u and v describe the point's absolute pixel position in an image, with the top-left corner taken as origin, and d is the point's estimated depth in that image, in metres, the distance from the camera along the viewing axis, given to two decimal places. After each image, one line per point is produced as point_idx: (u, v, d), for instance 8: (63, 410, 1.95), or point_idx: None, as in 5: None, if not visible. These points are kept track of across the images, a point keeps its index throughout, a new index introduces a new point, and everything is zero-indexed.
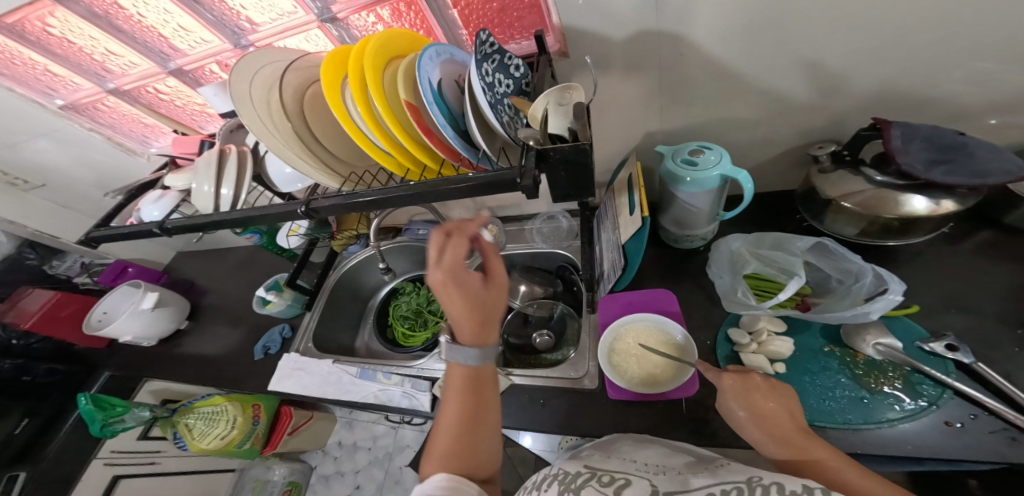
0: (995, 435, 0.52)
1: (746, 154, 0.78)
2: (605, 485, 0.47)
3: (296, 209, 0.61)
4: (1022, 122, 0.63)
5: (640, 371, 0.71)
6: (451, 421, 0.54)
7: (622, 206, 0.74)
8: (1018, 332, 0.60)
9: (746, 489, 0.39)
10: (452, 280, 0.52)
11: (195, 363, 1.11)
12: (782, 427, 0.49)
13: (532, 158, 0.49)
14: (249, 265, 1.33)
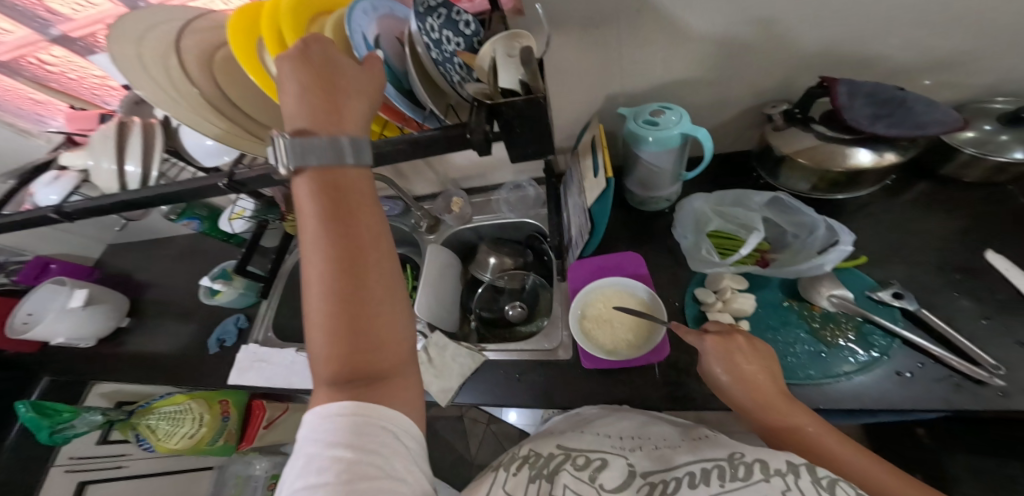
0: (942, 383, 0.53)
1: (707, 117, 0.74)
2: (581, 468, 0.44)
3: (218, 182, 0.53)
4: (956, 82, 0.62)
5: (610, 336, 0.68)
6: (313, 274, 0.36)
7: (587, 169, 0.69)
8: (955, 278, 0.60)
9: (728, 467, 0.36)
10: (306, 58, 0.37)
11: (137, 364, 0.99)
12: (764, 391, 0.48)
13: (483, 117, 0.39)
14: (193, 253, 1.17)
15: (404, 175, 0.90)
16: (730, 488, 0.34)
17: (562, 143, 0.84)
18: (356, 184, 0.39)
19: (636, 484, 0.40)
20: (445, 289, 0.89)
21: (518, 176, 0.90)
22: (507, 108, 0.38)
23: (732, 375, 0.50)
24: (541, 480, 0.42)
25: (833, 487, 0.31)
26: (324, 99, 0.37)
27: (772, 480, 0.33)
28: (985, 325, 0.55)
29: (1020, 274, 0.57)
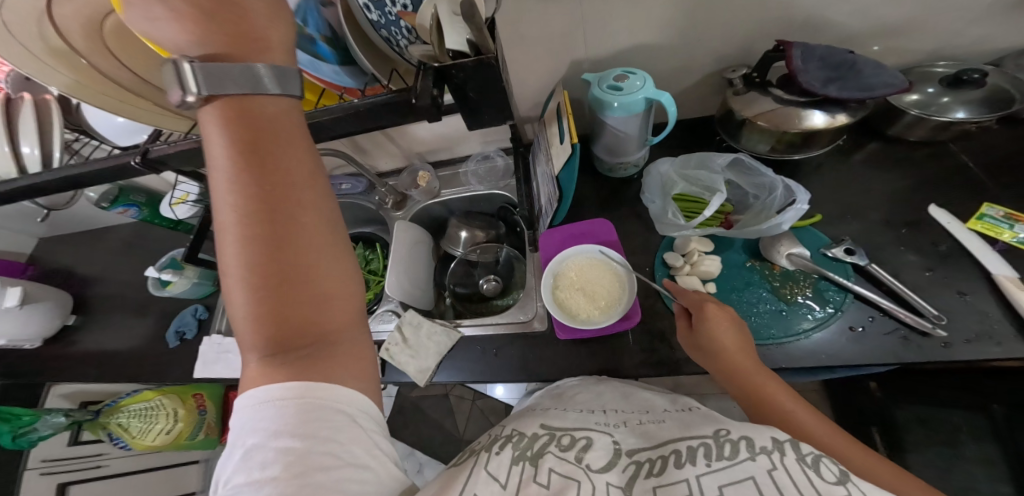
0: (890, 335, 0.56)
1: (671, 82, 0.72)
2: (566, 449, 0.42)
3: (129, 160, 0.49)
4: (904, 46, 0.63)
5: (578, 305, 0.69)
6: (237, 228, 0.32)
7: (552, 136, 0.67)
8: (902, 233, 0.63)
9: (714, 445, 0.37)
10: None
11: (91, 363, 0.93)
12: (746, 360, 0.51)
13: (430, 82, 0.37)
14: (139, 243, 1.09)
15: (363, 150, 0.85)
16: (716, 468, 0.35)
17: (528, 112, 0.80)
18: (277, 120, 0.34)
19: (623, 462, 0.41)
20: (416, 267, 0.87)
21: (486, 146, 0.87)
22: (456, 71, 0.35)
23: (715, 344, 0.52)
24: (523, 460, 0.41)
25: (816, 463, 0.33)
26: (234, 21, 0.32)
27: (758, 459, 0.34)
28: (928, 276, 0.59)
29: (959, 226, 0.61)
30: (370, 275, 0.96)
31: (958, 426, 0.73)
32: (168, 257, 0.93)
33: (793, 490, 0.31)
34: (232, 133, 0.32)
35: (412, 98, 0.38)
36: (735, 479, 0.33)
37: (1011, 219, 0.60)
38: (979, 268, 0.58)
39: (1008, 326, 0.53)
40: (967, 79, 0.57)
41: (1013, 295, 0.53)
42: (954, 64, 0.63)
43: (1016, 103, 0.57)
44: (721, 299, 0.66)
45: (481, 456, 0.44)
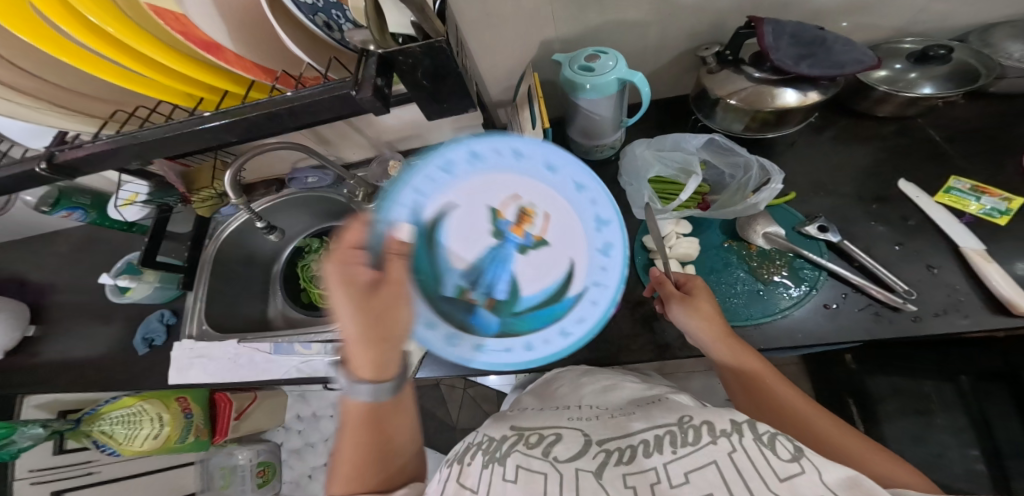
0: (863, 311, 0.57)
1: (643, 61, 0.70)
2: (533, 446, 0.42)
3: (35, 168, 0.44)
4: (870, 23, 0.63)
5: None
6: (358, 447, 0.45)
7: (525, 121, 0.64)
8: (872, 208, 0.64)
9: (678, 431, 0.39)
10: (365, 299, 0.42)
11: (60, 371, 0.89)
12: (725, 328, 0.53)
13: (373, 70, 0.34)
14: (91, 246, 1.02)
15: (328, 142, 0.80)
16: (681, 454, 0.36)
17: (500, 96, 0.77)
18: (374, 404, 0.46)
19: (592, 451, 0.40)
20: None
21: (459, 133, 0.84)
22: (406, 58, 0.33)
23: (700, 312, 0.53)
24: (492, 463, 0.41)
25: (772, 442, 0.34)
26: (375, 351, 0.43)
27: (718, 442, 0.35)
28: (897, 251, 0.60)
29: (928, 200, 0.61)
30: None
31: (929, 394, 0.75)
32: (125, 263, 0.90)
33: (751, 470, 0.32)
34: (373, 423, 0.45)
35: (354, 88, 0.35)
36: (698, 464, 0.34)
37: (977, 192, 0.61)
38: (947, 241, 0.59)
39: (975, 298, 0.55)
40: (933, 56, 0.57)
41: (981, 268, 0.54)
42: (920, 41, 0.62)
43: (979, 77, 0.58)
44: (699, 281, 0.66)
45: (454, 470, 0.45)
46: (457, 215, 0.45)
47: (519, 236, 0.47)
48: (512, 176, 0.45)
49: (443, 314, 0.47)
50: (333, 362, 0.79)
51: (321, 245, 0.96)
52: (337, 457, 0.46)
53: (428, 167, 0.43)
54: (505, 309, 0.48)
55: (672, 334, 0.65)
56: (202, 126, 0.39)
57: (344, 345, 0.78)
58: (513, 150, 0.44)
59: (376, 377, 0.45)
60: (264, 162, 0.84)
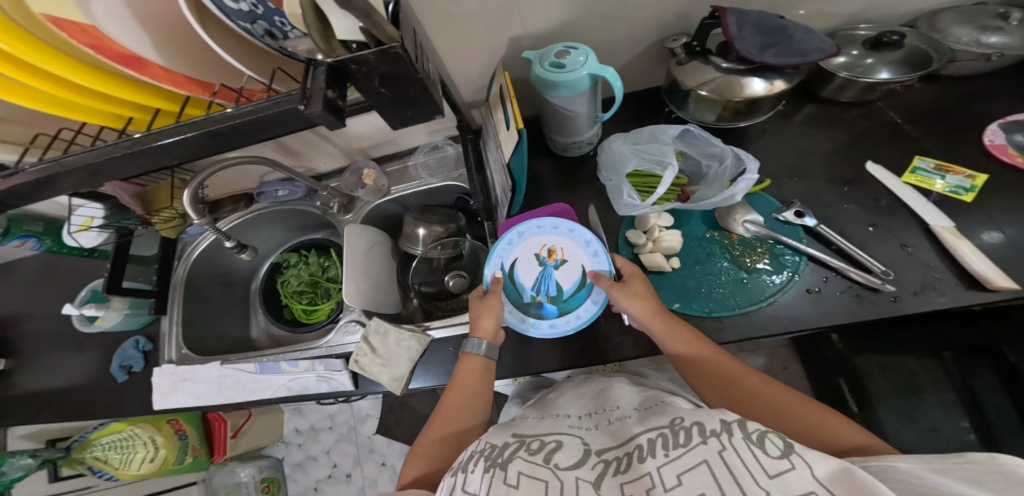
0: (845, 294, 0.57)
1: (613, 54, 0.70)
2: (534, 453, 0.41)
3: None
4: (828, 9, 0.62)
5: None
6: (451, 410, 0.54)
7: (499, 122, 0.63)
8: (844, 191, 0.64)
9: (671, 434, 0.38)
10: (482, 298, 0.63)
11: (37, 403, 0.86)
12: (657, 307, 0.56)
13: (323, 80, 0.32)
14: (54, 275, 0.97)
15: (294, 153, 0.77)
16: (673, 457, 0.35)
17: (472, 97, 0.76)
18: (474, 372, 0.58)
19: (591, 461, 0.39)
20: (375, 271, 0.82)
21: (433, 136, 0.82)
22: (358, 66, 0.31)
23: (631, 295, 0.57)
24: (493, 468, 0.39)
25: (761, 440, 0.33)
26: (483, 319, 0.60)
27: (709, 442, 0.34)
28: (871, 232, 0.60)
29: (896, 181, 0.62)
30: (330, 283, 0.92)
31: (915, 370, 0.76)
32: (91, 290, 0.87)
33: (742, 470, 0.31)
34: (472, 388, 0.56)
35: (302, 103, 0.33)
36: (690, 465, 0.34)
37: (941, 170, 0.62)
38: (918, 220, 0.59)
39: (949, 275, 0.55)
40: (887, 42, 0.58)
41: (951, 245, 0.55)
42: (875, 26, 0.63)
43: (932, 63, 0.59)
44: (684, 273, 0.65)
45: (458, 479, 0.41)
46: (521, 265, 0.66)
47: (551, 261, 0.65)
48: (543, 235, 0.66)
49: (521, 308, 0.64)
50: (322, 378, 0.77)
51: (299, 258, 0.94)
52: (424, 429, 0.55)
53: (500, 246, 0.66)
54: (558, 299, 0.64)
55: None
56: (162, 141, 0.35)
57: (331, 361, 0.77)
58: (537, 224, 0.66)
59: (489, 339, 0.59)
60: (229, 177, 0.81)
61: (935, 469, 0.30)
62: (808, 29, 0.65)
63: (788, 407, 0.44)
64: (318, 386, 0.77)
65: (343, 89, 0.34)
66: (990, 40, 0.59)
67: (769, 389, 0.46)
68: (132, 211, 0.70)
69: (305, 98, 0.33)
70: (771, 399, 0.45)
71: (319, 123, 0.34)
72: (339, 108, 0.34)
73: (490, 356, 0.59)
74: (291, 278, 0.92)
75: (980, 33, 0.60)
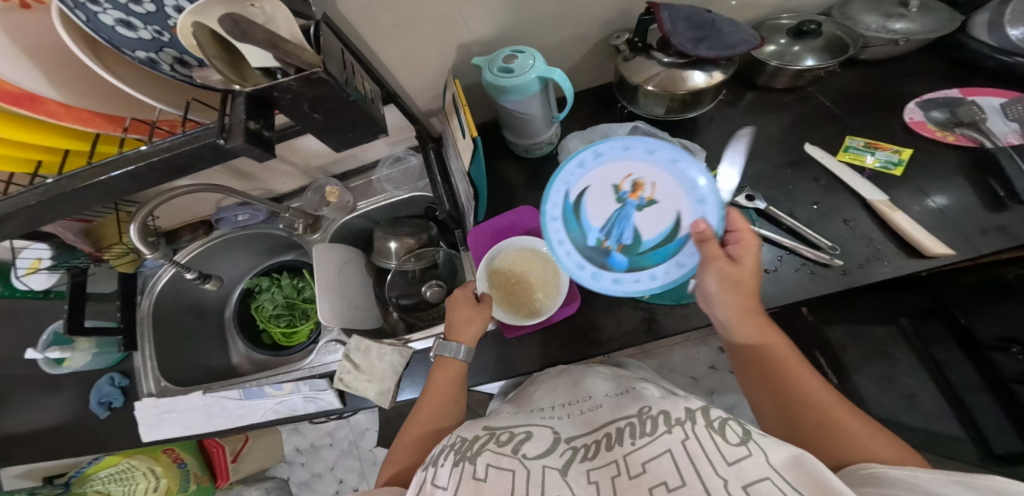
0: (799, 271, 0.59)
1: (562, 54, 0.70)
2: (503, 445, 0.42)
3: None
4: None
5: (515, 299, 0.68)
6: (427, 411, 0.55)
7: (455, 130, 0.62)
8: (789, 172, 0.66)
9: (638, 422, 0.40)
10: (471, 305, 0.62)
11: (18, 449, 0.84)
12: (750, 298, 0.47)
13: (242, 111, 0.32)
14: (14, 320, 0.93)
15: (252, 177, 0.76)
16: (640, 444, 0.36)
17: (428, 106, 0.76)
18: (452, 374, 0.58)
19: (560, 449, 0.40)
20: (351, 288, 0.81)
21: (394, 148, 0.81)
22: (281, 93, 0.32)
23: (733, 275, 0.46)
24: (462, 462, 0.40)
25: (722, 428, 0.35)
26: (468, 327, 0.61)
27: (673, 430, 0.36)
28: (816, 209, 0.62)
29: (832, 160, 0.64)
30: (307, 304, 0.92)
31: None
32: (54, 332, 0.85)
33: (702, 456, 0.32)
34: (450, 388, 0.57)
35: (222, 137, 0.33)
36: (654, 453, 0.34)
37: (871, 147, 0.64)
38: (858, 196, 0.62)
39: (890, 245, 0.58)
40: (807, 30, 0.61)
41: (888, 217, 0.57)
42: (796, 15, 0.66)
43: (849, 48, 0.61)
44: None
45: (428, 473, 0.41)
46: (592, 196, 0.56)
47: (636, 199, 0.54)
48: (628, 163, 0.54)
49: (583, 252, 0.56)
50: (309, 398, 0.78)
51: (272, 282, 0.94)
52: (405, 426, 0.56)
53: (570, 166, 0.55)
54: (631, 250, 0.55)
55: (633, 320, 0.66)
56: (91, 182, 0.35)
57: (315, 381, 0.77)
58: (624, 145, 0.53)
59: (468, 344, 0.60)
60: (186, 206, 0.80)
61: (956, 481, 0.29)
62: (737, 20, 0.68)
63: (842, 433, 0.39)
64: (305, 406, 0.78)
65: (269, 117, 0.35)
66: (896, 27, 0.62)
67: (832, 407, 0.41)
68: (78, 250, 0.68)
69: (225, 132, 0.33)
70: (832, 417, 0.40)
71: (242, 153, 0.34)
72: (263, 139, 0.34)
73: (467, 359, 0.59)
74: (265, 303, 0.92)
75: (886, 20, 0.63)
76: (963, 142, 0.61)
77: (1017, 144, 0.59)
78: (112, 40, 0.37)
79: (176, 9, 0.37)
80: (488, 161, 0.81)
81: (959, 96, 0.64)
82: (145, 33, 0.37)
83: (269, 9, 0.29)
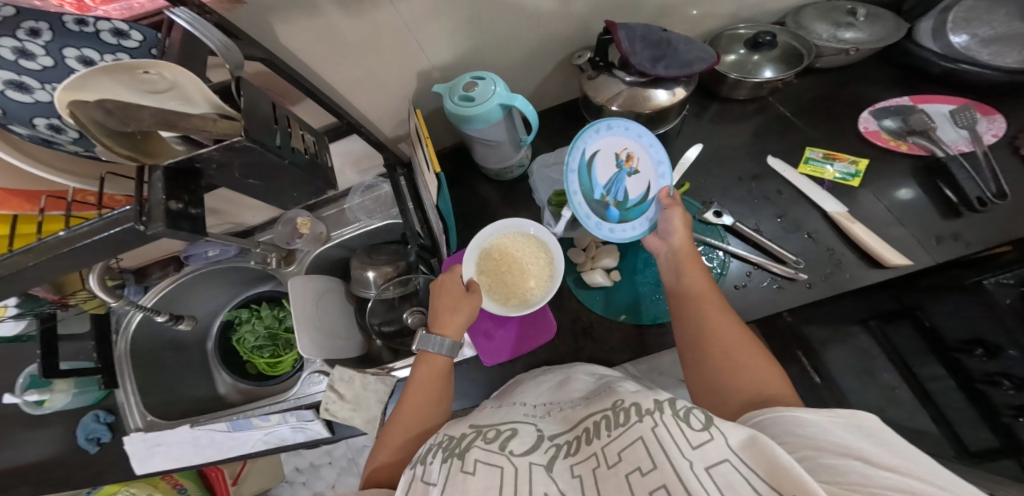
0: (768, 285, 0.61)
1: (526, 75, 0.71)
2: (491, 440, 0.40)
3: None
4: (712, 11, 0.66)
5: (504, 288, 0.64)
6: (411, 409, 0.52)
7: (420, 162, 0.61)
8: (751, 186, 0.68)
9: (612, 414, 0.37)
10: (458, 295, 0.60)
11: None
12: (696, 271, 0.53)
13: (161, 191, 0.32)
14: None
15: (223, 210, 0.76)
16: (615, 435, 0.34)
17: (395, 132, 0.76)
18: (439, 369, 0.55)
19: (544, 446, 0.39)
20: (330, 318, 0.81)
21: (364, 175, 0.84)
22: (204, 164, 0.33)
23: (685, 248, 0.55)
24: (451, 458, 0.38)
25: (686, 414, 0.32)
26: (455, 316, 0.58)
27: (644, 420, 0.33)
28: (779, 223, 0.65)
29: (794, 173, 0.67)
30: (289, 334, 0.92)
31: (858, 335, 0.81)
32: (30, 375, 0.84)
33: (670, 442, 0.30)
34: (435, 385, 0.54)
35: (141, 222, 0.31)
36: (628, 443, 0.33)
37: (830, 158, 0.68)
38: (818, 207, 0.65)
39: (851, 255, 0.61)
40: (764, 42, 0.62)
41: (848, 228, 0.61)
42: (752, 25, 0.67)
43: (804, 58, 0.63)
44: (626, 281, 0.70)
45: (417, 471, 0.39)
46: (601, 158, 0.59)
47: (627, 168, 0.61)
48: (627, 136, 0.60)
49: (590, 205, 0.59)
50: (297, 428, 0.79)
51: (252, 313, 0.94)
52: (390, 422, 0.52)
53: (587, 131, 0.57)
54: (623, 206, 0.61)
55: (612, 341, 0.66)
56: (31, 255, 0.35)
57: (302, 413, 0.77)
58: (626, 125, 0.59)
59: (453, 337, 0.57)
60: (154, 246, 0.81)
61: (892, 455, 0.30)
62: (694, 32, 0.69)
63: (759, 372, 0.41)
64: (295, 436, 0.78)
65: (196, 191, 0.35)
66: (846, 36, 0.64)
67: (746, 348, 0.43)
68: (42, 298, 0.66)
69: (143, 216, 0.32)
70: (741, 365, 0.42)
71: (167, 237, 0.33)
72: (188, 217, 0.34)
73: (452, 355, 0.56)
74: (246, 335, 0.91)
75: (837, 29, 0.65)
76: (915, 151, 0.66)
77: (966, 151, 0.64)
78: (8, 112, 0.38)
79: (79, 59, 0.38)
80: (460, 182, 0.81)
81: (909, 104, 0.69)
82: (43, 94, 0.38)
83: (168, 75, 0.28)
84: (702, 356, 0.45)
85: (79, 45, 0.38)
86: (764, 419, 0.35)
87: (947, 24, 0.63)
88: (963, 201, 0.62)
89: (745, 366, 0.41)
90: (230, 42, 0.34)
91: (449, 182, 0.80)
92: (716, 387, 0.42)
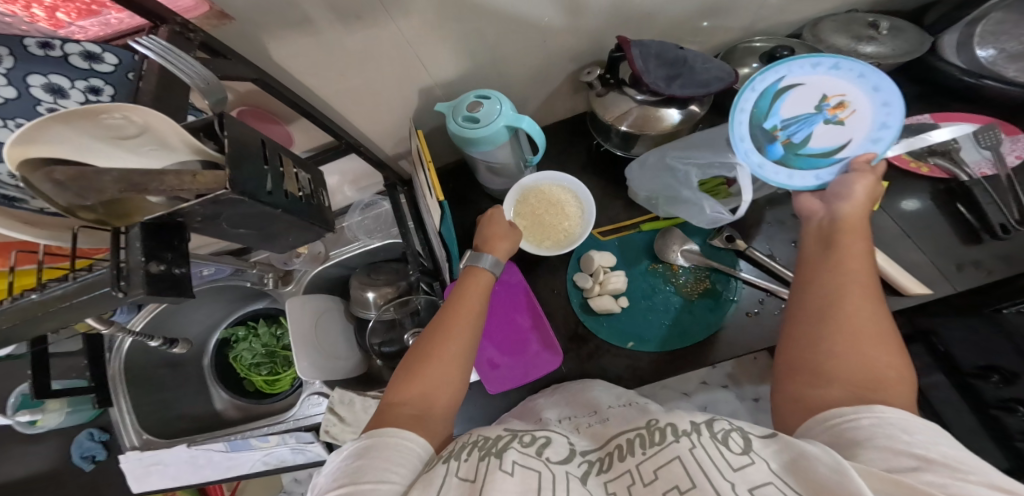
0: (781, 312, 0.62)
1: (532, 91, 0.68)
2: (528, 445, 0.35)
3: None
4: (725, 24, 0.63)
5: (539, 230, 0.66)
6: (451, 322, 0.46)
7: (421, 185, 0.58)
8: (762, 209, 0.67)
9: (646, 433, 0.34)
10: (505, 225, 0.59)
11: None
12: (856, 238, 0.41)
13: (139, 254, 0.29)
14: None
15: None
16: (651, 454, 0.31)
17: (395, 149, 0.73)
18: (479, 286, 0.50)
19: (577, 460, 0.35)
20: (329, 340, 0.78)
21: (364, 193, 0.81)
22: (185, 217, 0.30)
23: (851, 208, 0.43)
24: (487, 457, 0.33)
25: (725, 437, 0.30)
26: (501, 241, 0.57)
27: (680, 440, 0.30)
28: (793, 247, 0.64)
29: None
30: (287, 352, 0.89)
31: None
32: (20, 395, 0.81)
33: (712, 465, 0.27)
34: (475, 303, 0.48)
35: (117, 287, 0.29)
36: (664, 461, 0.29)
37: None
38: None
39: None
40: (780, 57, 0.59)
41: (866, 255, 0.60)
42: (769, 38, 0.65)
43: None
44: (635, 306, 0.66)
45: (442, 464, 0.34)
46: (801, 91, 0.50)
47: (829, 115, 0.49)
48: (855, 81, 0.48)
49: (754, 127, 0.51)
50: (296, 449, 0.77)
51: (248, 331, 0.90)
52: (423, 338, 0.45)
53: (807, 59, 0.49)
54: (793, 148, 0.50)
55: (621, 369, 0.63)
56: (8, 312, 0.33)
57: (301, 435, 0.75)
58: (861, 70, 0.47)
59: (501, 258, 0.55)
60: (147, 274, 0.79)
61: None
62: (706, 44, 0.66)
63: (887, 376, 0.33)
64: (293, 458, 0.77)
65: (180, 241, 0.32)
66: (867, 50, 0.61)
67: (884, 344, 0.34)
68: None
69: (121, 280, 0.29)
70: (870, 358, 0.33)
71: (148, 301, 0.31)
72: (171, 277, 0.32)
73: (495, 273, 0.53)
74: (244, 352, 0.88)
75: (857, 43, 0.61)
76: (936, 174, 0.64)
77: (989, 174, 0.61)
78: None
79: (45, 87, 0.36)
80: (463, 198, 0.78)
81: (931, 122, 0.65)
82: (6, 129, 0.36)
83: (136, 118, 0.25)
84: (820, 325, 0.37)
85: (44, 72, 0.35)
86: (861, 423, 0.30)
87: (973, 37, 0.60)
88: (985, 226, 0.60)
89: (876, 358, 0.33)
90: (205, 72, 0.31)
91: (451, 198, 0.78)
92: (809, 366, 0.35)
